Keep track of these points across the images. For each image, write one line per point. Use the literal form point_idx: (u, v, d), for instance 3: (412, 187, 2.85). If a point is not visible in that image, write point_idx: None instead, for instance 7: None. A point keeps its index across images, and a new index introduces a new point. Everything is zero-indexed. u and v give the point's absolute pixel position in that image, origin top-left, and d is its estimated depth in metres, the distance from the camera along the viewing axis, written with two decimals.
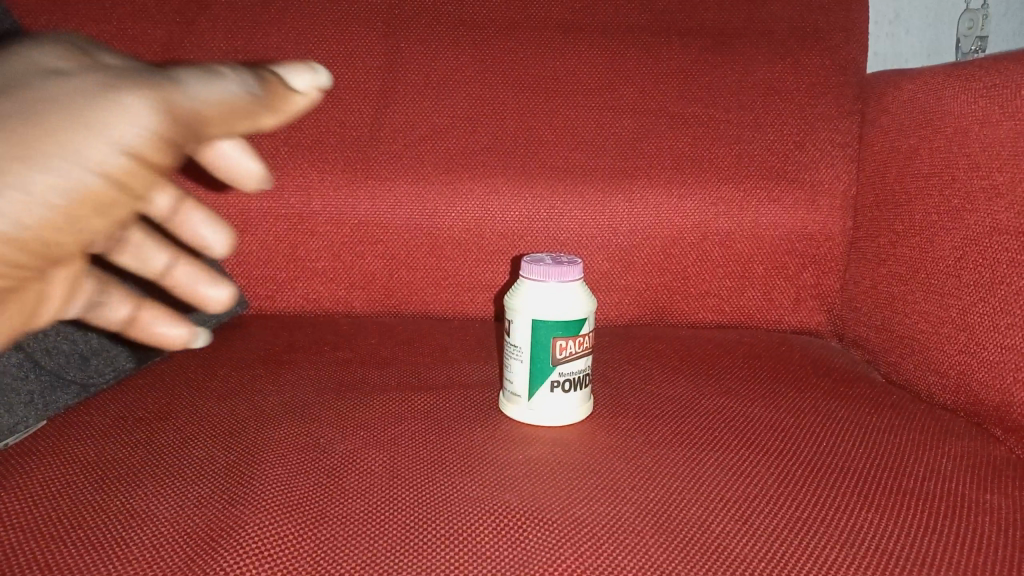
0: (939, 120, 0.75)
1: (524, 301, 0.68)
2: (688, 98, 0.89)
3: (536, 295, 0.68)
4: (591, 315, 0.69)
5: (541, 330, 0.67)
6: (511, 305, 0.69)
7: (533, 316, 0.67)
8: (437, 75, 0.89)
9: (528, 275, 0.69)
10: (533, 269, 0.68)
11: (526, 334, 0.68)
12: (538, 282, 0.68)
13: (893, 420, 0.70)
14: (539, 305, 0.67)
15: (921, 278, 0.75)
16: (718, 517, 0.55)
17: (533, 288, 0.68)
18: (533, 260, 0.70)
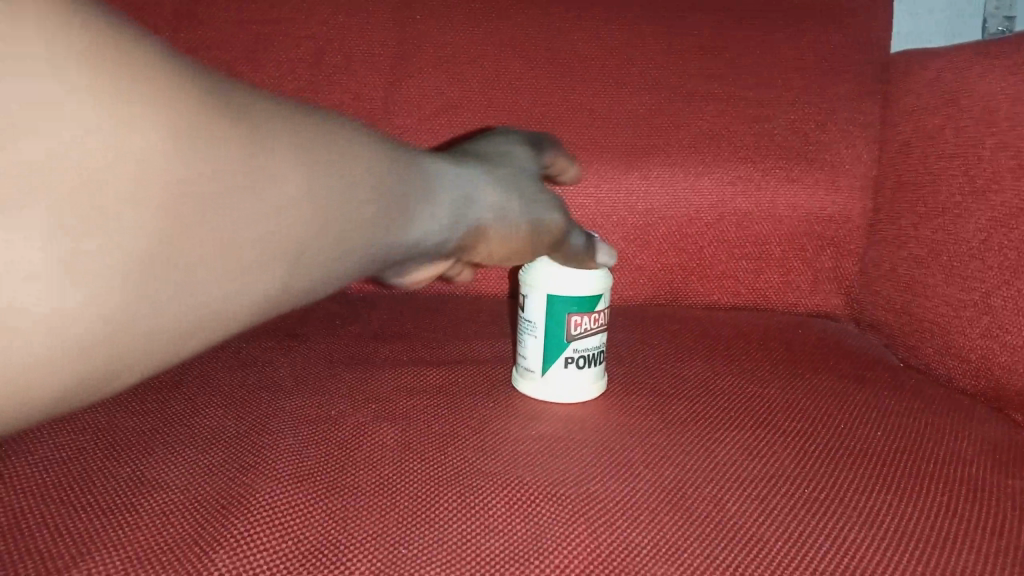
0: (966, 98, 0.74)
1: (539, 274, 0.67)
2: (707, 75, 0.87)
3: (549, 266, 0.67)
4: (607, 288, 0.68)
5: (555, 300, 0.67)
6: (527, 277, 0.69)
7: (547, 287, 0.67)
8: (452, 48, 0.87)
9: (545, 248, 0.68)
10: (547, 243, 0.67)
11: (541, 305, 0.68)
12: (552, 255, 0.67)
13: (913, 404, 0.69)
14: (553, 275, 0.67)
15: (943, 261, 0.74)
16: (733, 496, 0.54)
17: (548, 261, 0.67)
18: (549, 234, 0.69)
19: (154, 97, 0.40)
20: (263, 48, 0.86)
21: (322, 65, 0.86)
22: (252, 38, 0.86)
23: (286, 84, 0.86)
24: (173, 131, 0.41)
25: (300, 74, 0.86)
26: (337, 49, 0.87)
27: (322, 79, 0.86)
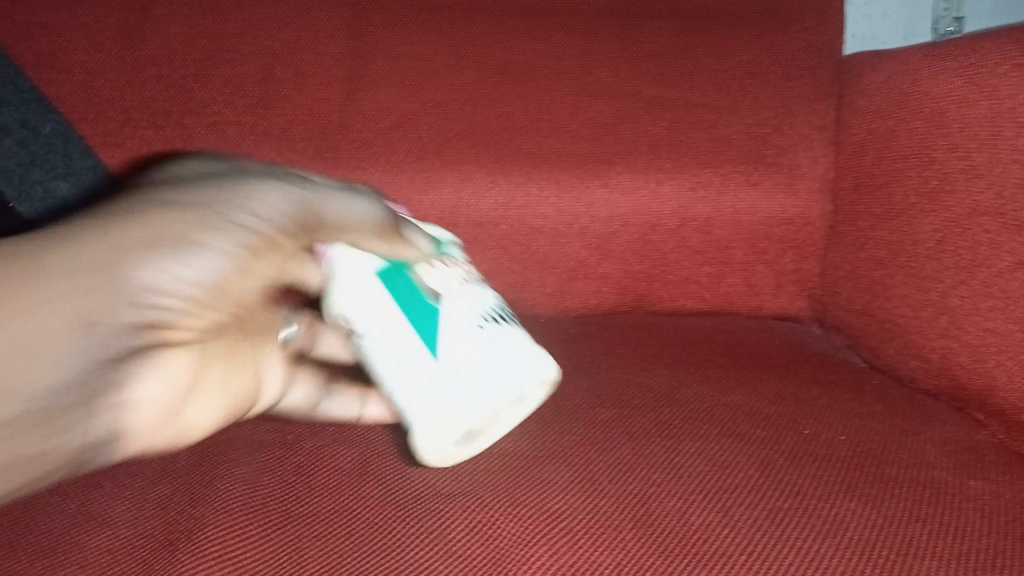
0: (916, 100, 0.74)
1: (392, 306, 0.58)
2: (664, 81, 0.87)
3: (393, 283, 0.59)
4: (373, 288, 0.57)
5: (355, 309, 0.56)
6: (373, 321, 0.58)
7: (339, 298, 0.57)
8: (406, 60, 0.86)
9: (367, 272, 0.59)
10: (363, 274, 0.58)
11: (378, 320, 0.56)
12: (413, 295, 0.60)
13: (875, 406, 0.69)
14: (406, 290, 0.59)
15: (901, 261, 0.74)
16: (698, 509, 0.54)
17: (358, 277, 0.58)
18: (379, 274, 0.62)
19: None
20: (212, 63, 0.84)
21: (273, 81, 0.85)
22: (200, 54, 0.84)
23: (236, 101, 0.84)
24: None
25: (250, 90, 0.84)
26: (286, 63, 0.85)
27: (274, 95, 0.85)
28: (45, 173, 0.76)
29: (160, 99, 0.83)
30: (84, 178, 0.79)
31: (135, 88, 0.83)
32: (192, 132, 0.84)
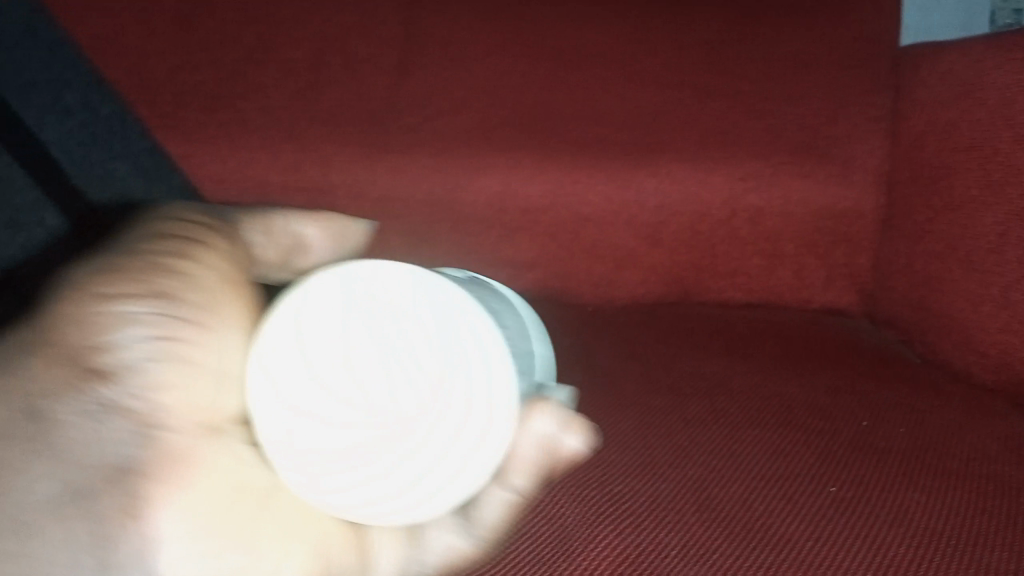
0: (980, 91, 0.73)
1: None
2: (716, 71, 0.86)
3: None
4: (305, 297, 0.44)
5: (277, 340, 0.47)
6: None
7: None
8: (455, 47, 0.86)
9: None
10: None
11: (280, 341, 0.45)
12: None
13: (934, 400, 0.68)
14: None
15: (960, 255, 0.73)
16: (759, 496, 0.54)
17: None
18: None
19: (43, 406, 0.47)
20: (265, 48, 0.85)
21: (324, 66, 0.85)
22: (253, 38, 0.85)
23: (287, 85, 0.85)
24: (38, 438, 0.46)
25: (301, 75, 0.85)
26: (338, 49, 0.86)
27: (324, 79, 0.85)
28: None
29: (212, 82, 0.84)
30: None
31: (187, 71, 0.84)
32: (243, 115, 0.84)
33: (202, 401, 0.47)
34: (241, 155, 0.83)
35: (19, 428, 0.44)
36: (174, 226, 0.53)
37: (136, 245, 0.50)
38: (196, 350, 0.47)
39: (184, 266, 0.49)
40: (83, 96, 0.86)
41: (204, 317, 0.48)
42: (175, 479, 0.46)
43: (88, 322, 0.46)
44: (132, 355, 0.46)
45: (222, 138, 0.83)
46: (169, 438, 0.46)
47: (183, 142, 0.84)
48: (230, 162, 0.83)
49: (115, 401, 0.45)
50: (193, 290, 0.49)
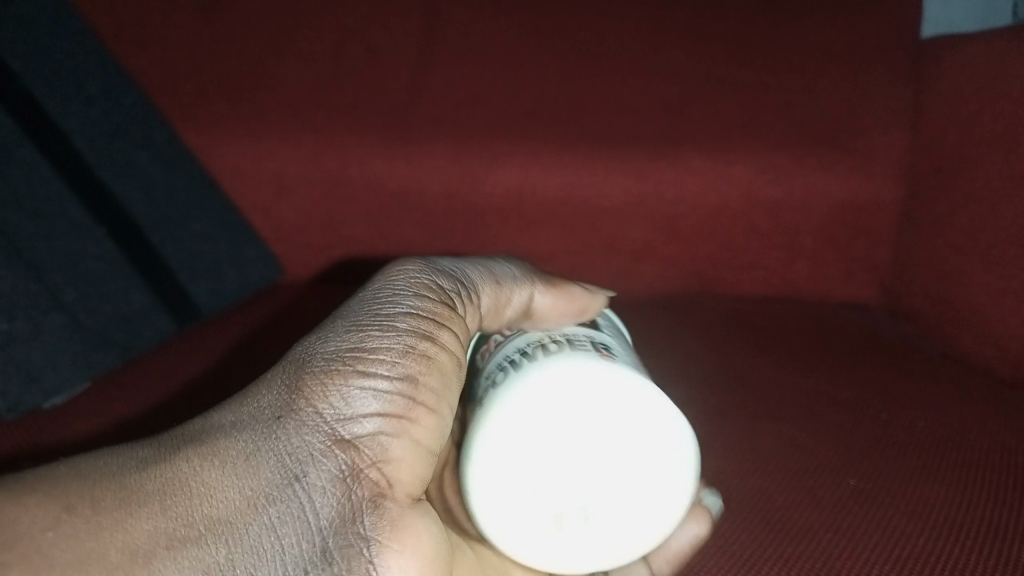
0: (1003, 83, 0.71)
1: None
2: (736, 61, 0.86)
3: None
4: (574, 353, 0.49)
5: (509, 380, 0.48)
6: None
7: (503, 355, 0.52)
8: (476, 38, 0.87)
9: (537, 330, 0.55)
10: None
11: (510, 357, 0.51)
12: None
13: (952, 392, 0.67)
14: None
15: (981, 249, 0.72)
16: (780, 488, 0.55)
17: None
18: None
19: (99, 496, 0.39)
20: (289, 38, 0.86)
21: (346, 56, 0.86)
22: (277, 29, 0.86)
23: (309, 76, 0.85)
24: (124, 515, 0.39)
25: (323, 65, 0.86)
26: (359, 41, 0.86)
27: (345, 70, 0.86)
28: (125, 143, 0.82)
29: (237, 74, 0.86)
30: (164, 148, 0.84)
31: (214, 63, 0.86)
32: (265, 107, 0.85)
33: (417, 475, 0.43)
34: (262, 147, 0.86)
35: (281, 508, 0.40)
36: (423, 296, 0.50)
37: (391, 315, 0.47)
38: (424, 430, 0.45)
39: (440, 333, 0.48)
40: (107, 86, 0.82)
41: (434, 392, 0.46)
42: (394, 552, 0.39)
43: (348, 400, 0.43)
44: (370, 434, 0.43)
45: (244, 130, 0.86)
46: (391, 508, 0.41)
47: (207, 134, 0.86)
48: (251, 153, 0.86)
49: (346, 480, 0.41)
50: (446, 359, 0.48)
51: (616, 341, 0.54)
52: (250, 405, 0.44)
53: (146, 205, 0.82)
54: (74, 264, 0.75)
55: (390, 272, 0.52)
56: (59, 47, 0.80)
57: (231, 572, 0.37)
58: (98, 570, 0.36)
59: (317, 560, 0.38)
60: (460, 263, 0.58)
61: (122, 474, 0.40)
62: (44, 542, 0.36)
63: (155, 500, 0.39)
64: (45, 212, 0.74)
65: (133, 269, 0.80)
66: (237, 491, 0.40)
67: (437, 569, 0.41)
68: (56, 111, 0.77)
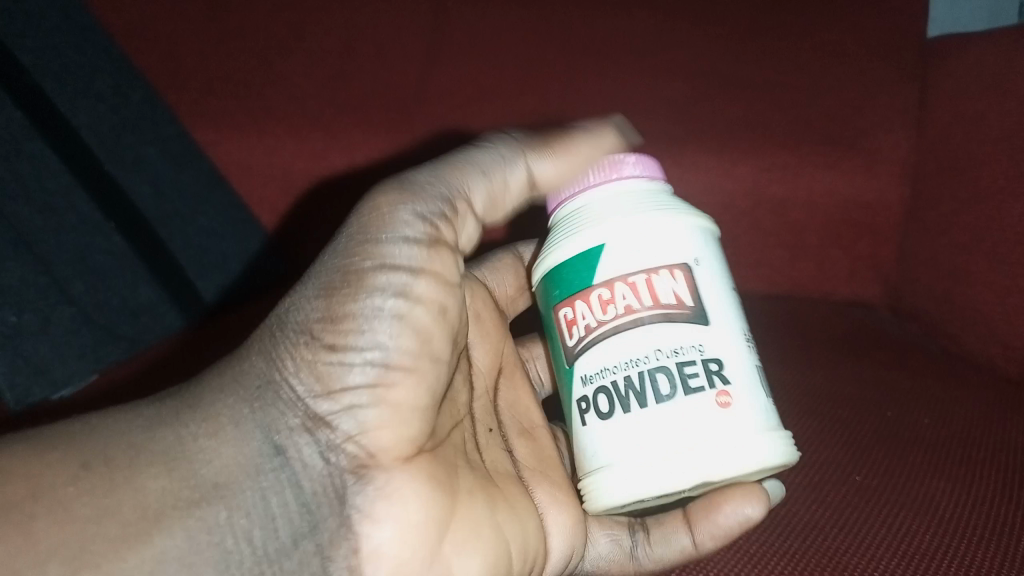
0: (1013, 81, 0.72)
1: (565, 222, 0.50)
2: (740, 62, 0.87)
3: (635, 252, 0.46)
4: (689, 406, 0.44)
5: (614, 426, 0.45)
6: (544, 247, 0.51)
7: (602, 363, 0.46)
8: (485, 37, 0.88)
9: (635, 319, 0.45)
10: (565, 190, 0.52)
11: (616, 384, 0.45)
12: (578, 190, 0.51)
13: (959, 390, 0.68)
14: (641, 285, 0.46)
15: (987, 247, 0.73)
16: (785, 486, 0.56)
17: (601, 194, 0.50)
18: (612, 165, 0.51)
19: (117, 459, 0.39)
20: (298, 36, 0.86)
21: (353, 54, 0.86)
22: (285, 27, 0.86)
23: (316, 74, 0.84)
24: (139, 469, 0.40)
25: (331, 62, 0.85)
26: (368, 39, 0.86)
27: (353, 67, 0.85)
28: (136, 138, 0.84)
29: (245, 70, 0.84)
30: (173, 144, 0.84)
31: (221, 59, 0.84)
32: (271, 104, 0.82)
33: (401, 436, 0.46)
34: (269, 143, 0.81)
35: (275, 476, 0.43)
36: (406, 232, 0.47)
37: (366, 267, 0.45)
38: (403, 392, 0.45)
39: (417, 287, 0.46)
40: (116, 83, 0.84)
41: (413, 352, 0.46)
42: (379, 510, 0.44)
43: (325, 372, 0.44)
44: (351, 405, 0.44)
45: (252, 126, 0.81)
46: (373, 475, 0.45)
47: (212, 130, 0.81)
48: (258, 150, 0.81)
49: (328, 449, 0.44)
50: (424, 315, 0.47)
51: (723, 334, 0.46)
52: (240, 373, 0.45)
53: (155, 201, 0.85)
54: (83, 258, 0.81)
55: (366, 205, 0.48)
56: (70, 46, 0.84)
57: (234, 535, 0.40)
58: (108, 530, 0.37)
59: (302, 523, 0.42)
60: (441, 167, 0.52)
61: (123, 437, 0.41)
62: (60, 501, 0.37)
63: (161, 464, 0.40)
64: (57, 208, 0.81)
65: (145, 264, 0.85)
66: (232, 458, 0.42)
67: (425, 523, 0.46)
68: (67, 110, 0.83)
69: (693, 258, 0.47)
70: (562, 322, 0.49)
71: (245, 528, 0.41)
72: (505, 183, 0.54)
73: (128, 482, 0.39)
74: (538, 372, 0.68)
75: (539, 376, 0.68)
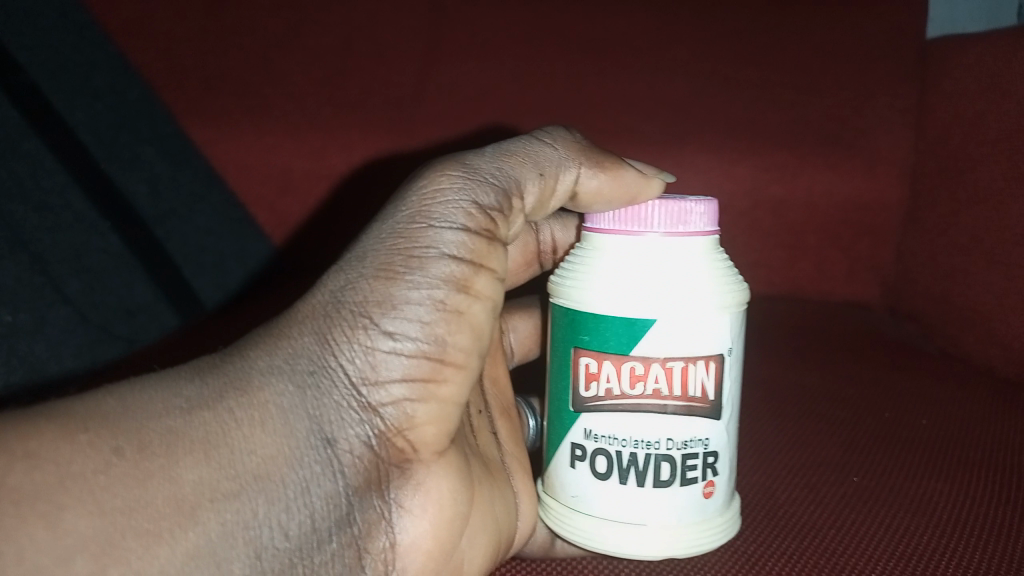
0: (1010, 83, 0.69)
1: (601, 263, 0.40)
2: (743, 60, 0.85)
3: (681, 334, 0.39)
4: (678, 499, 0.40)
5: (604, 493, 0.40)
6: (564, 271, 0.42)
7: (611, 427, 0.40)
8: (484, 36, 0.85)
9: (657, 404, 0.39)
10: (616, 219, 0.41)
11: (619, 454, 0.40)
12: (633, 228, 0.40)
13: (956, 393, 0.68)
14: (673, 371, 0.39)
15: (984, 248, 0.72)
16: (783, 485, 0.54)
17: (659, 249, 0.39)
18: (680, 214, 0.40)
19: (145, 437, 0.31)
20: (293, 34, 0.83)
21: (351, 51, 0.84)
22: (282, 26, 0.83)
23: (316, 71, 0.84)
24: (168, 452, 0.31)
25: (329, 61, 0.84)
26: (364, 36, 0.84)
27: (351, 66, 0.84)
28: (132, 136, 0.85)
29: (241, 69, 0.83)
30: (170, 142, 0.84)
31: (216, 57, 0.83)
32: (270, 102, 0.83)
33: (445, 433, 0.38)
34: (268, 141, 0.83)
35: (317, 470, 0.34)
36: (464, 220, 0.38)
37: (429, 252, 0.36)
38: (454, 387, 0.37)
39: (476, 279, 0.38)
40: (113, 80, 0.84)
41: (467, 348, 0.37)
42: (414, 517, 0.37)
43: (376, 361, 0.35)
44: (401, 395, 0.35)
45: (249, 124, 0.83)
46: (416, 469, 0.37)
47: (210, 128, 0.83)
48: (256, 149, 0.83)
49: (374, 450, 0.35)
50: (480, 313, 0.38)
51: (730, 429, 0.41)
52: (282, 348, 0.35)
53: (151, 200, 0.86)
54: (79, 257, 0.83)
55: (424, 179, 0.39)
56: (68, 42, 0.84)
57: (271, 531, 0.32)
58: (139, 523, 0.29)
59: (340, 521, 0.34)
60: (500, 157, 0.41)
61: (156, 417, 0.32)
62: (91, 491, 0.29)
63: (202, 450, 0.31)
64: (53, 205, 0.83)
65: (140, 263, 0.85)
66: (275, 449, 0.33)
67: (453, 530, 0.38)
68: (65, 108, 0.84)
69: (729, 345, 0.40)
70: (578, 369, 0.41)
71: (284, 523, 0.32)
72: (554, 187, 0.43)
73: (153, 474, 0.30)
74: (515, 342, 0.56)
75: (519, 348, 0.56)
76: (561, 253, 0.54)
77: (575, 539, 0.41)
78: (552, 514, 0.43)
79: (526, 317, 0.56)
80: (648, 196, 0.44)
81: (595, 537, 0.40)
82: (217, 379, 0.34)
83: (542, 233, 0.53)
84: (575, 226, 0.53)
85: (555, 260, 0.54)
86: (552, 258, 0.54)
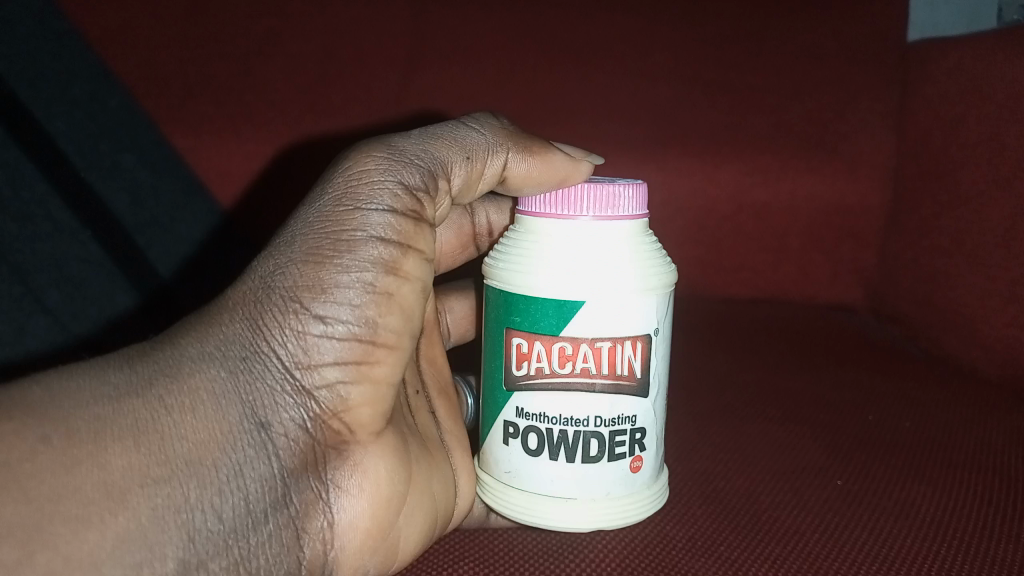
0: (989, 85, 0.69)
1: (535, 245, 0.40)
2: (724, 65, 0.85)
3: (609, 315, 0.39)
4: (607, 475, 0.40)
5: (537, 470, 0.40)
6: (497, 253, 0.42)
7: (542, 404, 0.40)
8: (464, 42, 0.85)
9: (585, 383, 0.39)
10: (548, 201, 0.40)
11: (549, 430, 0.40)
12: (563, 212, 0.39)
13: (938, 396, 0.67)
14: (601, 352, 0.39)
15: (966, 249, 0.71)
16: (766, 489, 0.52)
17: (588, 233, 0.39)
18: (610, 198, 0.39)
19: (76, 430, 0.31)
20: (275, 42, 0.84)
21: (333, 60, 0.85)
22: (264, 33, 0.84)
23: (297, 78, 0.84)
24: (94, 441, 0.31)
25: (310, 68, 0.84)
26: (345, 44, 0.84)
27: (332, 73, 0.85)
28: (114, 145, 0.83)
29: (223, 75, 0.84)
30: (151, 152, 0.84)
31: (199, 64, 0.84)
32: (252, 109, 0.84)
33: (382, 414, 0.37)
34: (250, 148, 0.85)
35: (249, 452, 0.33)
36: (392, 202, 0.37)
37: (357, 234, 0.36)
38: (388, 369, 0.37)
39: (406, 261, 0.37)
40: (93, 87, 0.83)
41: (400, 329, 0.37)
42: (352, 498, 0.36)
43: (308, 344, 0.34)
44: (331, 379, 0.35)
45: (231, 132, 0.85)
46: (352, 451, 0.36)
47: (193, 135, 0.84)
48: (238, 156, 0.85)
49: (311, 433, 0.35)
50: (412, 294, 0.38)
51: (658, 404, 0.42)
52: (212, 334, 0.35)
53: (133, 210, 0.82)
54: (59, 267, 0.77)
55: (351, 161, 0.38)
56: (45, 48, 0.82)
57: (205, 514, 0.32)
58: (69, 509, 0.29)
59: (271, 501, 0.34)
60: (425, 139, 0.41)
61: (84, 405, 0.32)
62: (16, 479, 0.29)
63: (131, 437, 0.31)
64: (32, 216, 0.78)
65: (123, 272, 0.80)
66: (207, 434, 0.33)
67: (391, 511, 0.38)
68: (43, 116, 0.81)
69: (655, 326, 0.40)
70: (509, 349, 0.41)
71: (218, 507, 0.32)
72: (482, 170, 0.43)
73: (79, 466, 0.30)
74: (451, 323, 0.55)
75: (454, 329, 0.56)
76: (498, 235, 0.53)
77: (511, 514, 0.41)
78: (488, 490, 0.43)
79: (462, 297, 0.56)
80: (579, 178, 0.43)
81: (531, 512, 0.40)
82: (147, 367, 0.34)
83: (478, 216, 0.52)
84: (510, 208, 0.53)
85: (492, 241, 0.53)
86: (488, 240, 0.53)
